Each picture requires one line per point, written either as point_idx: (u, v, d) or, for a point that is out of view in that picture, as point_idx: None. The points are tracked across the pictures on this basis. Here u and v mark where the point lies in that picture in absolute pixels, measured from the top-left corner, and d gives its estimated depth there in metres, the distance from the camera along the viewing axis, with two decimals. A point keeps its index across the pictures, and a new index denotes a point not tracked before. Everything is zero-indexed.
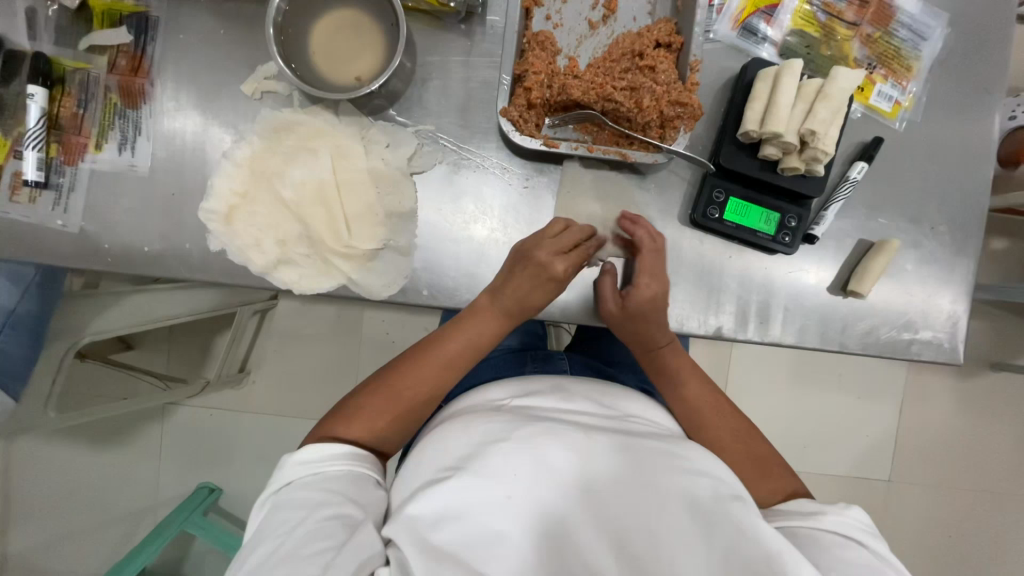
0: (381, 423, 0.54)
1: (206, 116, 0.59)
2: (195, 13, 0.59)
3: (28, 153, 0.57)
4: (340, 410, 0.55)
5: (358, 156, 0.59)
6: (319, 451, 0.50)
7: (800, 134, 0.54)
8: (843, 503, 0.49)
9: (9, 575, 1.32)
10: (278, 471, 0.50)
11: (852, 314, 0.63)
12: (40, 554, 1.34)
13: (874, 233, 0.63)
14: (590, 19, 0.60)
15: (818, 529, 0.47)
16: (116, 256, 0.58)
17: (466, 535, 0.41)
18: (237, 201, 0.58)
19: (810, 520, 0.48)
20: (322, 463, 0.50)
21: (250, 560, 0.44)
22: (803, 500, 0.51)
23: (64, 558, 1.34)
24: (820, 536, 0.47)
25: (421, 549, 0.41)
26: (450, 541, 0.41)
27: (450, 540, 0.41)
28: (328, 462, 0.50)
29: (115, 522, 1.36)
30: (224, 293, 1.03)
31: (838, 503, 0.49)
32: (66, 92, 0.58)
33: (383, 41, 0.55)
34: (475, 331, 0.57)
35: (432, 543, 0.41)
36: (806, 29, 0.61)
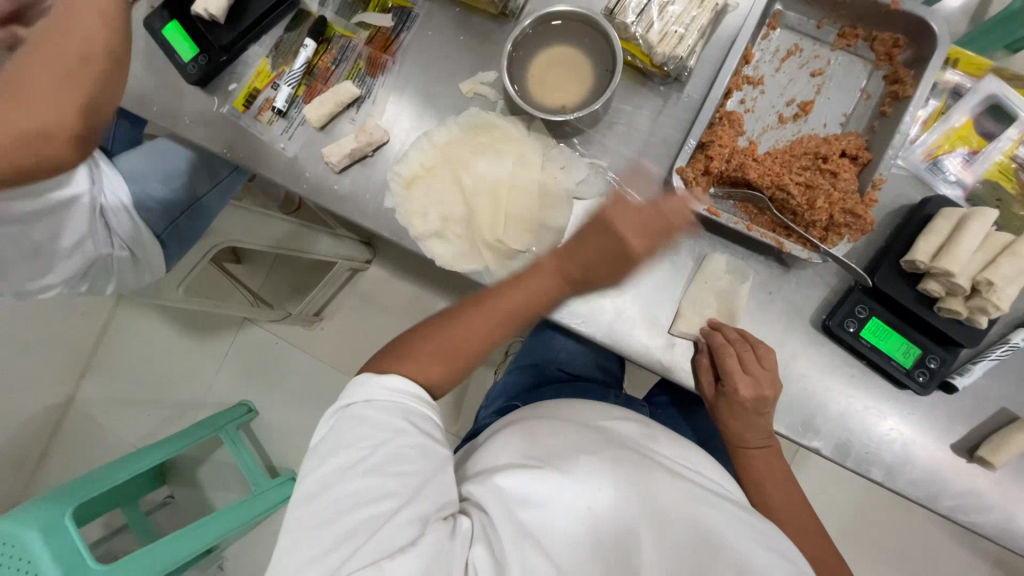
0: (433, 368, 0.54)
1: (424, 99, 0.69)
2: (446, 17, 0.70)
3: (284, 87, 0.70)
4: (394, 350, 0.56)
5: (535, 167, 0.66)
6: (399, 380, 0.51)
7: (975, 281, 0.53)
8: None
9: (73, 414, 1.49)
10: (359, 386, 0.51)
11: (971, 481, 0.59)
12: (101, 406, 1.50)
13: (1020, 407, 0.59)
14: (782, 113, 0.63)
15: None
16: (311, 186, 0.70)
17: (544, 522, 0.44)
18: (421, 172, 0.67)
19: None
20: (399, 391, 0.50)
21: (330, 463, 0.47)
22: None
23: (119, 417, 1.50)
24: None
25: (506, 519, 0.44)
26: (529, 522, 0.44)
27: (530, 521, 0.44)
28: (406, 394, 0.51)
29: (171, 404, 1.50)
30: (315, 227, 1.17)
31: None
32: (327, 50, 0.72)
33: (595, 83, 0.63)
34: (534, 290, 0.58)
35: (516, 519, 0.44)
36: (1000, 182, 0.60)
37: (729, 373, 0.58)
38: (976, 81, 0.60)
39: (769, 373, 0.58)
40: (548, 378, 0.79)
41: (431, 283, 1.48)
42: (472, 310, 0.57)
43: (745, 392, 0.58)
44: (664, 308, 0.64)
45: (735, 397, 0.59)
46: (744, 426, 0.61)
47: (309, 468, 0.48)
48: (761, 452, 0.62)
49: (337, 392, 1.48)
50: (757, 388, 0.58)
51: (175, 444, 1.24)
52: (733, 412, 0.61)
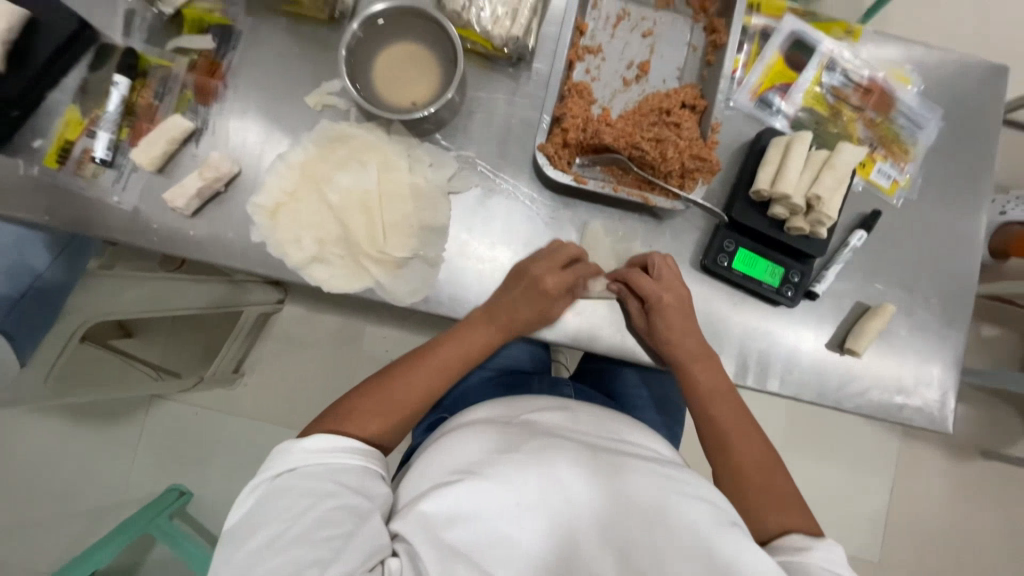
0: (374, 426, 0.52)
1: (270, 120, 0.64)
2: (275, 30, 0.65)
3: (102, 133, 0.62)
4: (331, 414, 0.53)
5: (403, 171, 0.64)
6: (329, 441, 0.47)
7: (808, 198, 0.60)
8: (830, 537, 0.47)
9: None
10: (282, 453, 0.46)
11: (847, 371, 0.67)
12: None
13: (871, 298, 0.67)
14: (625, 77, 0.67)
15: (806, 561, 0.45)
16: (161, 237, 0.63)
17: (476, 535, 0.42)
18: (284, 199, 0.63)
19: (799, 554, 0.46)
20: (330, 454, 0.47)
21: (243, 546, 0.41)
22: (794, 534, 0.49)
23: None
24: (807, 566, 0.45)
25: (433, 544, 0.41)
26: (459, 540, 0.41)
27: (459, 539, 0.41)
28: (339, 452, 0.47)
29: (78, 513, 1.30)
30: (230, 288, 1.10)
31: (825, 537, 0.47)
32: (145, 84, 0.64)
33: (442, 74, 0.62)
34: (468, 341, 0.59)
35: (442, 540, 0.41)
36: (815, 107, 0.68)
37: (650, 288, 0.60)
38: (779, 21, 0.67)
39: (679, 282, 0.62)
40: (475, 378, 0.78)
41: (350, 309, 1.41)
42: (410, 368, 0.57)
43: (666, 300, 0.60)
44: None
45: (662, 309, 0.60)
46: (680, 344, 0.61)
47: (219, 555, 0.42)
48: (701, 367, 0.61)
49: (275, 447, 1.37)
50: (676, 295, 0.61)
51: (106, 550, 1.14)
52: (667, 327, 0.60)
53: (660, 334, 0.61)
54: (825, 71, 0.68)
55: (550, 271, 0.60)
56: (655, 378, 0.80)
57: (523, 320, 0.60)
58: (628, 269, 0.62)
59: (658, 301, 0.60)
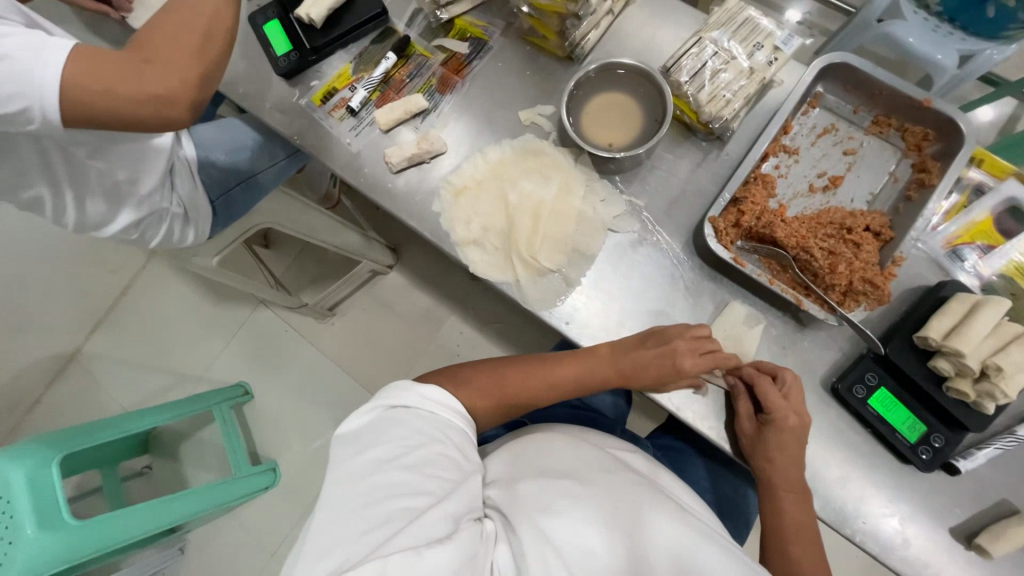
0: (482, 404, 0.58)
1: (484, 120, 0.76)
2: (518, 53, 0.77)
3: (361, 90, 0.78)
4: (450, 376, 0.60)
5: (576, 196, 0.70)
6: (441, 396, 0.53)
7: (984, 365, 0.55)
8: None
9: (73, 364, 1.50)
10: (402, 390, 0.53)
11: (966, 569, 0.58)
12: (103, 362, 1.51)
13: (1021, 500, 0.59)
14: (813, 183, 0.68)
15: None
16: (366, 180, 0.75)
17: (569, 533, 0.43)
18: (470, 185, 0.73)
19: None
20: (441, 407, 0.53)
21: (359, 456, 0.47)
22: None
23: (117, 375, 1.50)
24: None
25: (528, 523, 0.43)
26: (553, 528, 0.43)
27: (553, 528, 0.43)
28: (446, 408, 0.53)
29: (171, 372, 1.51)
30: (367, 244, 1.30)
31: None
32: (405, 64, 0.79)
33: (642, 129, 0.69)
34: (586, 369, 0.63)
35: (537, 523, 0.43)
36: (1016, 278, 0.63)
37: (775, 403, 0.58)
38: (999, 181, 0.65)
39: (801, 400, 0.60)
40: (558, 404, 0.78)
41: (448, 296, 1.52)
42: (527, 367, 0.63)
43: (787, 420, 0.59)
44: None
45: (780, 426, 0.58)
46: (781, 474, 0.59)
47: (340, 456, 0.48)
48: (794, 508, 0.59)
49: (338, 388, 1.49)
50: (798, 419, 0.59)
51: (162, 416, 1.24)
52: (778, 445, 0.59)
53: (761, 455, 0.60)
54: None
55: (690, 353, 0.60)
56: (730, 481, 0.76)
57: (645, 381, 0.62)
58: (754, 371, 0.62)
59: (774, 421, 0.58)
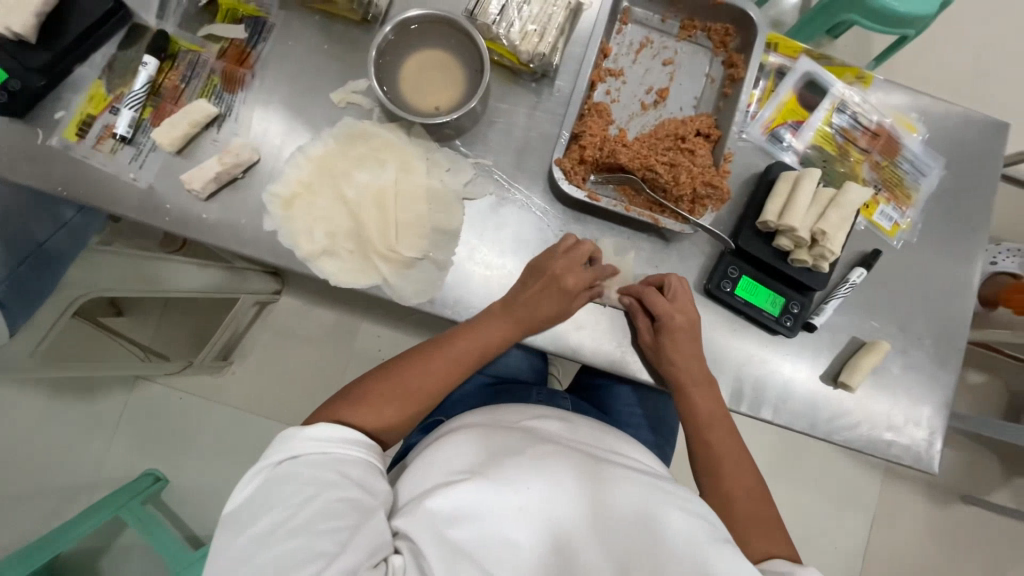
0: (386, 414, 0.53)
1: (293, 112, 0.65)
2: (307, 26, 0.66)
3: (124, 111, 0.63)
4: (340, 401, 0.53)
5: (420, 172, 0.65)
6: (329, 430, 0.48)
7: (813, 232, 0.61)
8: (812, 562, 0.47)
9: None
10: (285, 438, 0.46)
11: (839, 405, 0.67)
12: None
13: (866, 334, 0.69)
14: (643, 101, 0.69)
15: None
16: (173, 217, 0.63)
17: (479, 538, 0.42)
18: (300, 190, 0.64)
19: None
20: (331, 444, 0.47)
21: (242, 534, 0.41)
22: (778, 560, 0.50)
23: None
24: None
25: (435, 542, 0.42)
26: (462, 539, 0.42)
27: (462, 539, 0.42)
28: (338, 441, 0.47)
29: None
30: (229, 277, 1.09)
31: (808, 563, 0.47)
32: (173, 66, 0.65)
33: (465, 83, 0.64)
34: (484, 332, 0.60)
35: (446, 538, 0.42)
36: (824, 146, 0.70)
37: (662, 307, 0.61)
38: (794, 61, 0.70)
39: (690, 301, 0.63)
40: (471, 385, 0.76)
41: (349, 305, 1.40)
42: (424, 357, 0.57)
43: (676, 317, 0.61)
44: None
45: (670, 325, 0.61)
46: (684, 363, 0.62)
47: (224, 536, 0.42)
48: (700, 390, 0.62)
49: (260, 440, 1.35)
50: (685, 316, 0.62)
51: (76, 532, 1.06)
52: (674, 345, 0.61)
53: (666, 353, 0.62)
54: (836, 112, 0.70)
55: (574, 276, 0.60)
56: (650, 399, 0.81)
57: (543, 315, 0.60)
58: (642, 287, 0.64)
59: (665, 316, 0.61)
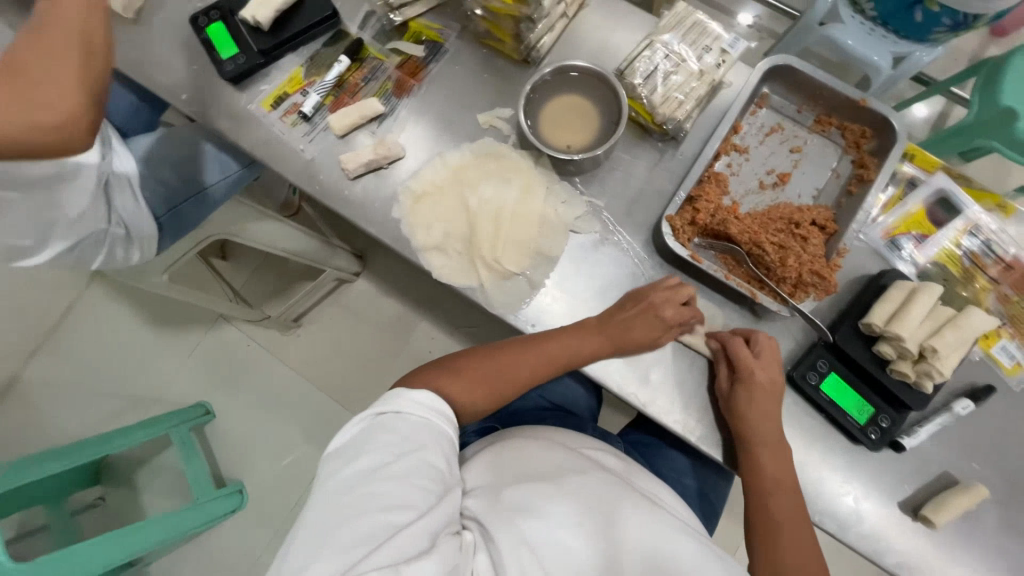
0: (478, 392, 0.57)
1: (443, 124, 0.75)
2: (474, 57, 0.76)
3: (313, 95, 0.75)
4: (444, 365, 0.59)
5: (537, 198, 0.70)
6: (432, 399, 0.50)
7: (921, 347, 0.59)
8: None
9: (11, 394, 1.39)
10: (393, 394, 0.50)
11: (916, 541, 0.61)
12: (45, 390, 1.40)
13: (961, 473, 0.63)
14: (762, 180, 0.71)
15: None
16: (323, 187, 0.73)
17: (548, 538, 0.43)
18: (430, 190, 0.72)
19: None
20: (432, 410, 0.50)
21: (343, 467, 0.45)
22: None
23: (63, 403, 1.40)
24: None
25: (506, 530, 0.43)
26: (532, 533, 0.43)
27: (533, 533, 0.43)
28: (438, 411, 0.50)
29: (123, 396, 1.42)
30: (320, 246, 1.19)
31: None
32: (359, 67, 0.77)
33: (599, 131, 0.70)
34: (575, 338, 0.63)
35: (514, 525, 0.44)
36: (947, 265, 0.67)
37: (744, 357, 0.61)
38: (929, 176, 0.69)
39: (775, 362, 0.62)
40: (527, 403, 0.78)
41: (418, 302, 1.49)
42: (523, 348, 0.62)
43: (757, 377, 0.60)
44: None
45: (749, 380, 0.60)
46: (761, 420, 0.60)
47: (324, 464, 0.45)
48: (773, 454, 0.60)
49: (307, 403, 1.44)
50: (767, 372, 0.61)
51: (133, 437, 1.17)
52: (750, 399, 0.60)
53: (740, 407, 0.60)
54: (967, 235, 0.68)
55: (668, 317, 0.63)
56: (700, 472, 0.78)
57: (630, 339, 0.63)
58: (730, 335, 0.64)
59: (751, 366, 0.61)
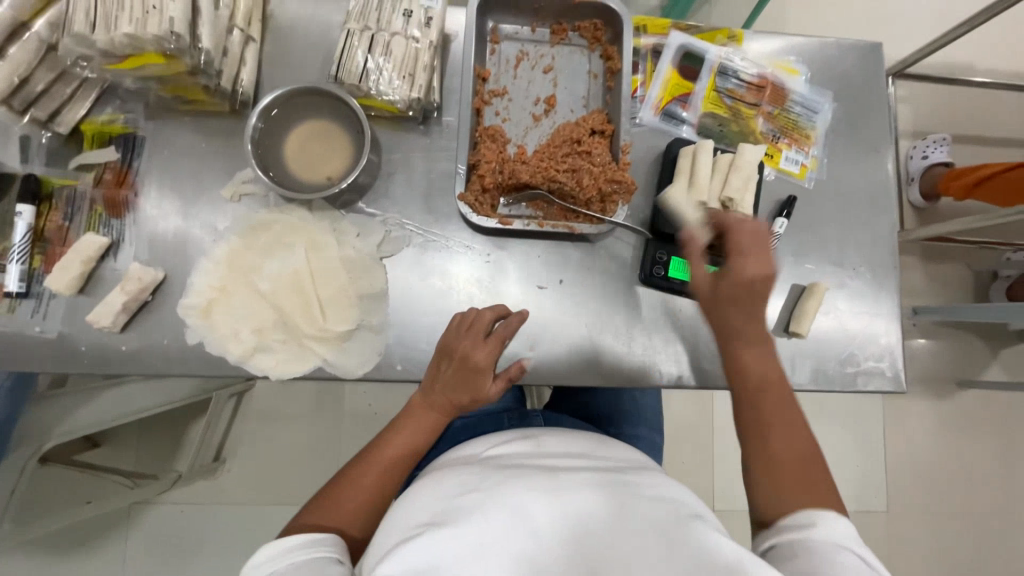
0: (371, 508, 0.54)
1: (187, 219, 0.63)
2: (180, 129, 0.65)
3: (12, 266, 0.60)
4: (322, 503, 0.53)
5: (331, 246, 0.64)
6: (281, 544, 0.47)
7: (722, 201, 0.62)
8: (833, 513, 0.44)
9: None
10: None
11: (799, 352, 0.68)
12: None
13: (804, 277, 0.70)
14: (534, 113, 0.69)
15: (810, 539, 0.42)
16: (92, 358, 0.60)
17: None
18: (214, 296, 0.62)
19: (800, 533, 0.43)
20: (281, 556, 0.46)
21: None
22: (795, 513, 0.45)
23: None
24: (819, 547, 0.41)
25: None
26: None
27: None
28: (288, 550, 0.46)
29: None
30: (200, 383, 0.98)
31: (828, 513, 0.44)
32: (52, 206, 0.62)
33: (352, 145, 0.63)
34: (427, 421, 0.59)
35: None
36: (716, 111, 0.71)
37: (739, 254, 0.52)
38: (665, 38, 0.71)
39: (763, 244, 0.53)
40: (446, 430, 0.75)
41: None
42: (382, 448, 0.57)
43: (750, 272, 0.52)
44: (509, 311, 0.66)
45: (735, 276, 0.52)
46: (728, 313, 0.53)
47: None
48: (752, 338, 0.53)
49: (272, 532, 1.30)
50: (761, 259, 0.53)
51: None
52: (732, 290, 0.53)
53: (714, 301, 0.53)
54: (719, 76, 0.72)
55: (474, 345, 0.57)
56: (626, 392, 0.81)
57: (458, 401, 0.58)
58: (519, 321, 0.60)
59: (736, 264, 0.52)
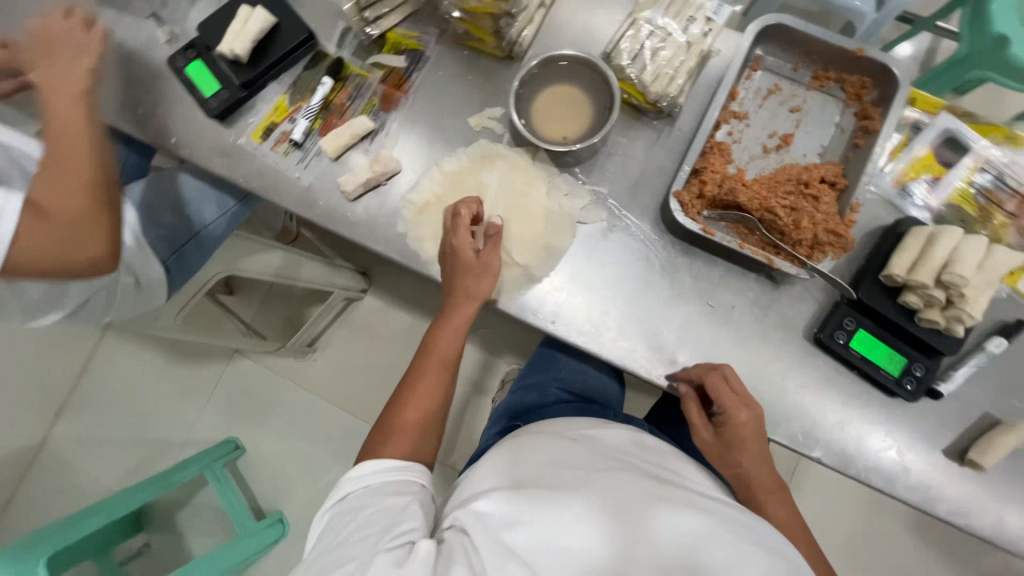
0: (415, 433, 0.60)
1: (434, 132, 0.74)
2: (457, 60, 0.75)
3: (301, 121, 0.74)
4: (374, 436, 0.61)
5: (541, 194, 0.70)
6: (375, 465, 0.56)
7: (949, 293, 0.58)
8: None
9: None
10: (342, 479, 0.57)
11: (964, 486, 0.61)
12: (55, 454, 1.30)
13: (1002, 412, 0.62)
14: (765, 144, 0.70)
15: None
16: (324, 211, 0.72)
17: (527, 540, 0.45)
18: (433, 200, 0.71)
19: None
20: (368, 475, 0.55)
21: (316, 554, 0.51)
22: None
23: (74, 467, 1.31)
24: None
25: (486, 539, 0.46)
26: (514, 541, 0.45)
27: (511, 539, 0.45)
28: (375, 473, 0.55)
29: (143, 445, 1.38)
30: (333, 274, 1.23)
31: None
32: (343, 87, 0.76)
33: (594, 118, 0.69)
34: (452, 331, 0.66)
35: (498, 538, 0.46)
36: (961, 205, 0.67)
37: (724, 401, 0.61)
38: (932, 117, 0.68)
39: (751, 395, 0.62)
40: (550, 398, 0.78)
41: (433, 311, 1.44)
42: (418, 376, 0.65)
43: (739, 417, 0.61)
44: (670, 314, 0.67)
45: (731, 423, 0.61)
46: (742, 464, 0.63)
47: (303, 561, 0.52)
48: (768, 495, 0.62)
49: (330, 427, 1.40)
50: (749, 412, 0.61)
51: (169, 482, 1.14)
52: (738, 440, 0.62)
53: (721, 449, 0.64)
54: (977, 172, 0.67)
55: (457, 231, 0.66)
56: None
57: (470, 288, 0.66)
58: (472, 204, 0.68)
59: (727, 416, 0.61)
